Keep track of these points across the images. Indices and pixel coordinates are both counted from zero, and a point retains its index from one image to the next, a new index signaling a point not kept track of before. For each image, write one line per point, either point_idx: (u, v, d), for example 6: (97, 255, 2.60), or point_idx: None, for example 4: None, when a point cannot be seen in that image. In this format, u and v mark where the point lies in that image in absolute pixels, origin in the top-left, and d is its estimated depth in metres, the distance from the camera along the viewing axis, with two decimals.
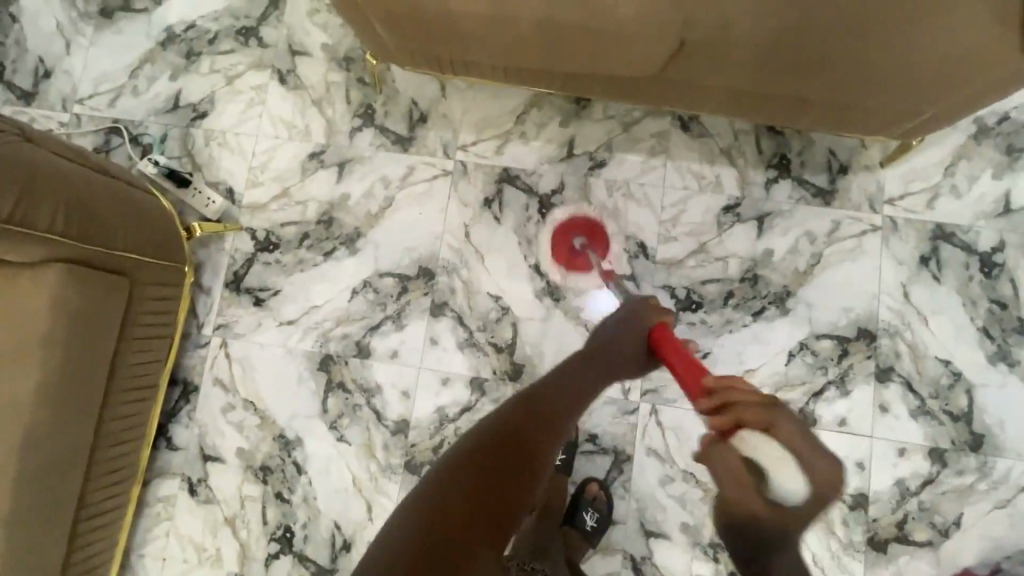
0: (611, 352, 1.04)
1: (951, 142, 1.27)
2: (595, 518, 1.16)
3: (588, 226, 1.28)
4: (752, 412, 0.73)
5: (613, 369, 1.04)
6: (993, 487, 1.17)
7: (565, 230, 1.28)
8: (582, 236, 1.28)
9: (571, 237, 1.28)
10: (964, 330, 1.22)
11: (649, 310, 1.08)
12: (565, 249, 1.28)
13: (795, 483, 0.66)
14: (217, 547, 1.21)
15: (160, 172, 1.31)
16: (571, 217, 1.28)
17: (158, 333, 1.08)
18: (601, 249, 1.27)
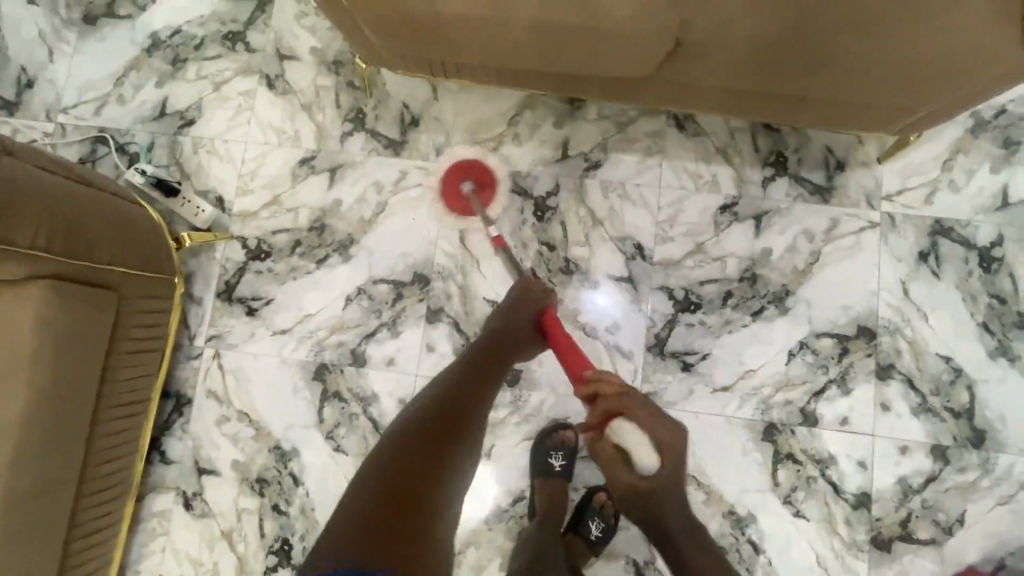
0: (520, 328, 1.05)
1: (947, 136, 1.26)
2: (601, 528, 1.14)
3: (469, 171, 1.28)
4: (610, 392, 0.88)
5: (524, 344, 1.06)
6: (996, 483, 1.16)
7: (450, 182, 1.27)
8: (468, 180, 1.27)
9: (457, 186, 1.27)
10: (965, 326, 1.21)
11: (534, 292, 1.07)
12: (457, 201, 1.27)
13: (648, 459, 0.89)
14: (214, 562, 1.19)
15: (148, 182, 1.28)
16: (453, 167, 1.28)
17: (148, 347, 1.06)
18: (490, 190, 1.27)
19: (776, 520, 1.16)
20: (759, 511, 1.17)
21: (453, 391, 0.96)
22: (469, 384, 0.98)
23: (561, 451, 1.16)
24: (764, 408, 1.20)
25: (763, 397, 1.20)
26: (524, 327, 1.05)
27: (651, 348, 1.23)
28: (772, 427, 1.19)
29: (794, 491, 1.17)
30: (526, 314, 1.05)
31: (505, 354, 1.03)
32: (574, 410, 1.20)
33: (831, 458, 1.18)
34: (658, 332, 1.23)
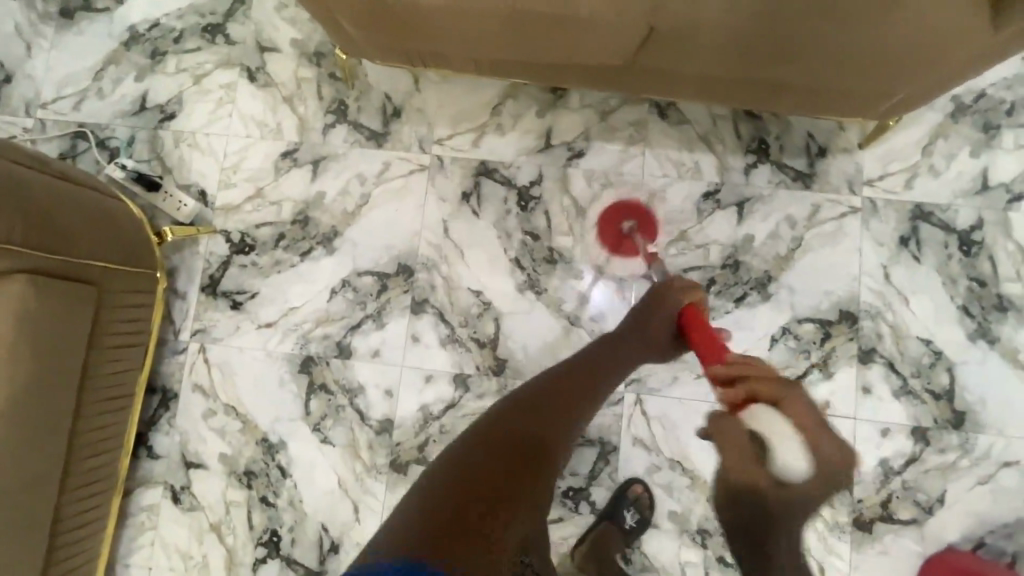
0: (633, 338, 1.09)
1: (927, 121, 1.27)
2: (635, 519, 1.17)
3: (635, 211, 1.26)
4: (763, 387, 0.82)
5: (640, 352, 1.08)
6: (976, 463, 1.18)
7: (616, 213, 1.26)
8: (630, 220, 1.26)
9: (620, 219, 1.26)
10: (945, 309, 1.22)
11: (670, 292, 1.06)
12: (611, 232, 1.26)
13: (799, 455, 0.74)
14: (203, 554, 1.19)
15: (129, 176, 1.28)
16: (623, 202, 1.27)
17: (130, 342, 1.05)
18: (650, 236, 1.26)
19: None
20: None
21: (531, 404, 0.97)
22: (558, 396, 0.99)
23: None
24: None
25: None
26: (644, 338, 1.07)
27: None
28: None
29: None
30: (660, 312, 1.06)
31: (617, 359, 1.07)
32: None
33: None
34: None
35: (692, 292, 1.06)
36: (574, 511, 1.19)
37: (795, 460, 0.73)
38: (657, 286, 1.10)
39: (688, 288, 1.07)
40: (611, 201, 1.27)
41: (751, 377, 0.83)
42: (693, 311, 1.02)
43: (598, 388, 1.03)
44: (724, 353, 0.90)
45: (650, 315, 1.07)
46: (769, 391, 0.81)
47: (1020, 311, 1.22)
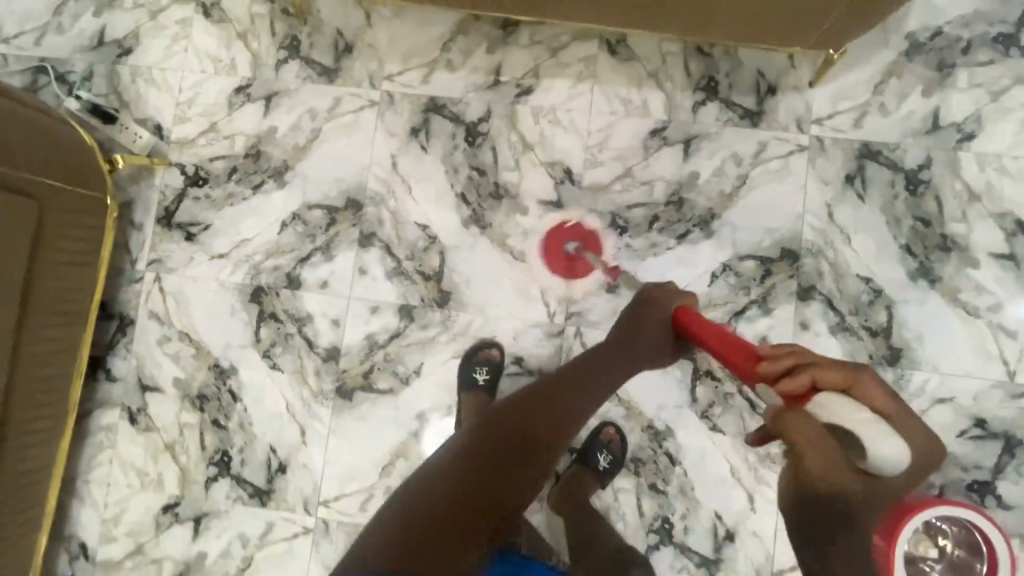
0: (632, 336, 1.14)
1: (881, 59, 1.25)
2: (609, 460, 1.19)
3: (575, 232, 1.25)
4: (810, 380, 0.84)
5: (643, 355, 1.14)
6: (909, 399, 1.20)
7: (558, 240, 1.25)
8: (572, 241, 1.25)
9: (564, 244, 1.25)
10: (887, 247, 1.22)
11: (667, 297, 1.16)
12: (558, 259, 1.25)
13: (889, 447, 0.74)
14: (158, 472, 1.25)
15: (84, 107, 1.31)
16: (561, 228, 1.26)
17: (77, 260, 1.10)
18: (596, 246, 1.25)
19: (692, 433, 1.21)
20: (677, 425, 1.21)
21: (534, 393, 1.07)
22: (564, 394, 1.07)
23: (486, 366, 1.21)
24: None
25: None
26: (642, 337, 1.13)
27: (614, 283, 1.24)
28: None
29: (711, 407, 1.21)
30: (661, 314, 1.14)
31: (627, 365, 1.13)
32: (503, 329, 1.24)
33: None
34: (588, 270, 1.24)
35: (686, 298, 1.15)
36: None
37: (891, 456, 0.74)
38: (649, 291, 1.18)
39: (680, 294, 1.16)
40: (540, 97, 1.28)
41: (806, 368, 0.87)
42: (687, 312, 1.08)
43: (601, 384, 1.10)
44: (753, 364, 0.90)
45: (644, 319, 1.15)
46: (838, 377, 0.87)
47: (963, 251, 1.22)
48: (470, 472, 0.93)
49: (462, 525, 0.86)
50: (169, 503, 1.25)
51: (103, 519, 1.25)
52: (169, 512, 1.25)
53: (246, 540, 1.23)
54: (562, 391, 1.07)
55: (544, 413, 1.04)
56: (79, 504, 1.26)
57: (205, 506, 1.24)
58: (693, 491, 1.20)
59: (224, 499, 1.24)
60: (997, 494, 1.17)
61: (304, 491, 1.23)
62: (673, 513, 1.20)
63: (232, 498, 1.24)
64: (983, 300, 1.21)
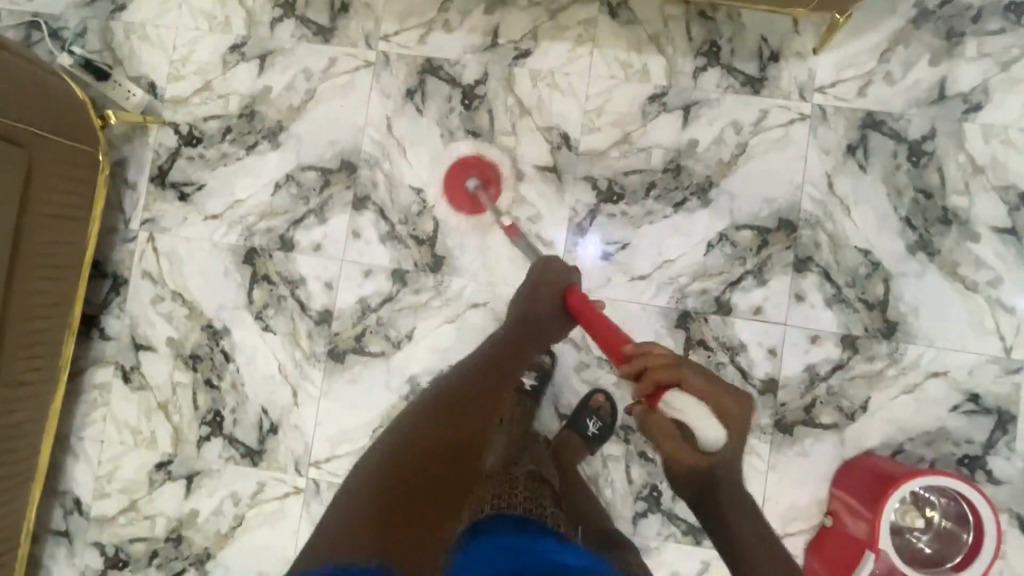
0: (528, 324, 1.17)
1: (888, 27, 1.22)
2: (598, 426, 1.19)
3: (472, 166, 1.25)
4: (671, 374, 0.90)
5: (542, 334, 1.17)
6: (903, 372, 1.19)
7: (454, 179, 1.25)
8: (472, 176, 1.25)
9: (460, 181, 1.25)
10: (887, 220, 1.21)
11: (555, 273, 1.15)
12: (463, 197, 1.25)
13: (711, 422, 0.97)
14: (151, 430, 1.26)
15: (78, 63, 1.28)
16: (453, 165, 1.25)
17: (64, 212, 1.08)
18: (494, 184, 1.25)
19: None
20: None
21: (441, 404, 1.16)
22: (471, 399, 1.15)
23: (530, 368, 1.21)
24: (680, 296, 1.22)
25: (680, 286, 1.22)
26: (540, 316, 1.16)
27: (609, 253, 1.23)
28: (686, 315, 1.22)
29: None
30: (550, 290, 1.15)
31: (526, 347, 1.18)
32: (495, 295, 1.24)
33: (742, 345, 1.21)
34: (581, 242, 1.24)
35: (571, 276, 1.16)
36: None
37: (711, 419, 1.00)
38: (538, 266, 1.17)
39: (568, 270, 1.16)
40: (538, 61, 1.26)
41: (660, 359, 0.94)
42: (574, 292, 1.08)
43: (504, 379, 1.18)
44: (623, 347, 0.91)
45: (536, 300, 1.17)
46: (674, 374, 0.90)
47: (964, 225, 1.20)
48: (412, 474, 1.00)
49: (428, 506, 0.91)
50: (162, 461, 1.26)
51: (97, 475, 1.27)
52: (162, 470, 1.26)
53: (238, 498, 1.24)
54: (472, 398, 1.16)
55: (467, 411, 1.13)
56: (74, 461, 1.27)
57: (198, 464, 1.25)
58: None
59: (217, 458, 1.25)
60: (988, 469, 1.17)
61: (295, 451, 1.24)
62: (661, 481, 1.20)
63: (224, 457, 1.25)
64: (982, 275, 1.19)
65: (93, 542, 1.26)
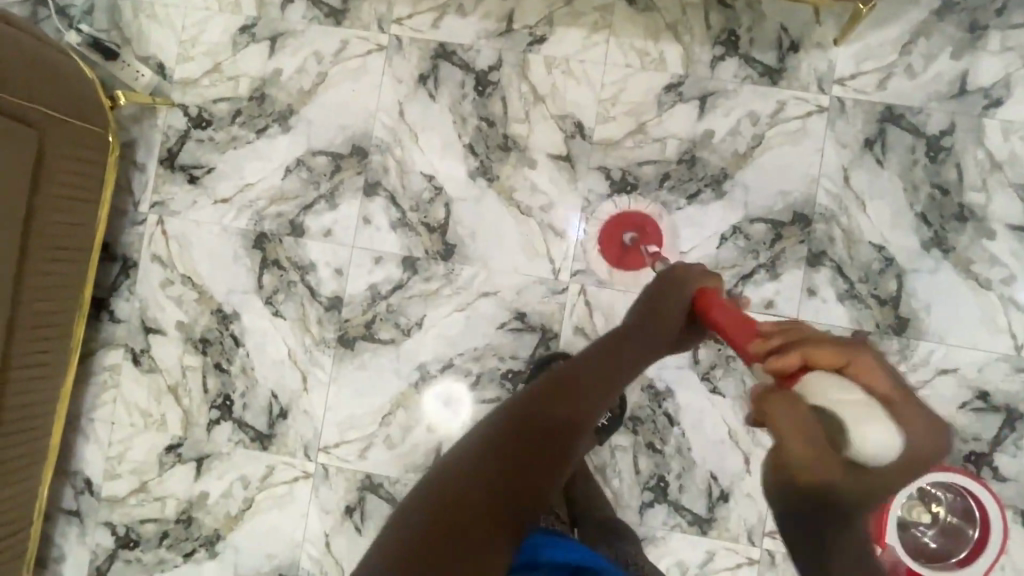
0: (635, 335, 0.94)
1: (910, 18, 1.20)
2: (607, 416, 1.20)
3: (632, 222, 1.22)
4: (824, 355, 0.63)
5: (657, 340, 0.94)
6: (912, 368, 1.19)
7: (612, 233, 1.22)
8: (631, 230, 1.22)
9: (619, 235, 1.22)
10: (902, 215, 1.20)
11: (690, 275, 0.97)
12: (615, 249, 1.22)
13: (880, 431, 0.52)
14: (161, 413, 1.27)
15: (85, 42, 1.27)
16: (613, 219, 1.22)
17: (73, 194, 1.07)
18: (655, 238, 1.21)
19: (692, 394, 1.21)
20: (677, 386, 1.21)
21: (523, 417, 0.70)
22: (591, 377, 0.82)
23: None
24: None
25: None
26: (655, 322, 0.95)
27: (622, 246, 1.22)
28: None
29: (713, 368, 1.21)
30: (680, 293, 0.95)
31: (633, 348, 0.93)
32: (507, 285, 1.23)
33: None
34: (596, 238, 1.23)
35: (711, 277, 0.97)
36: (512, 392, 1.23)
37: (884, 445, 0.52)
38: (668, 271, 1.00)
39: (708, 273, 0.98)
40: (553, 47, 1.24)
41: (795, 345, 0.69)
42: (708, 294, 0.92)
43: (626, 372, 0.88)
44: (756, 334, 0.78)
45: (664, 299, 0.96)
46: (834, 356, 0.63)
47: (980, 221, 1.19)
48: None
49: None
50: (172, 444, 1.27)
51: (108, 456, 1.27)
52: (172, 453, 1.27)
53: (248, 481, 1.25)
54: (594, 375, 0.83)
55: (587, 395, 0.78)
56: (84, 442, 1.28)
57: (208, 448, 1.26)
58: (690, 451, 1.21)
59: (226, 441, 1.26)
60: (993, 466, 1.17)
61: (304, 436, 1.25)
62: (668, 472, 1.21)
63: (233, 441, 1.26)
64: (995, 272, 1.18)
65: (104, 522, 1.27)
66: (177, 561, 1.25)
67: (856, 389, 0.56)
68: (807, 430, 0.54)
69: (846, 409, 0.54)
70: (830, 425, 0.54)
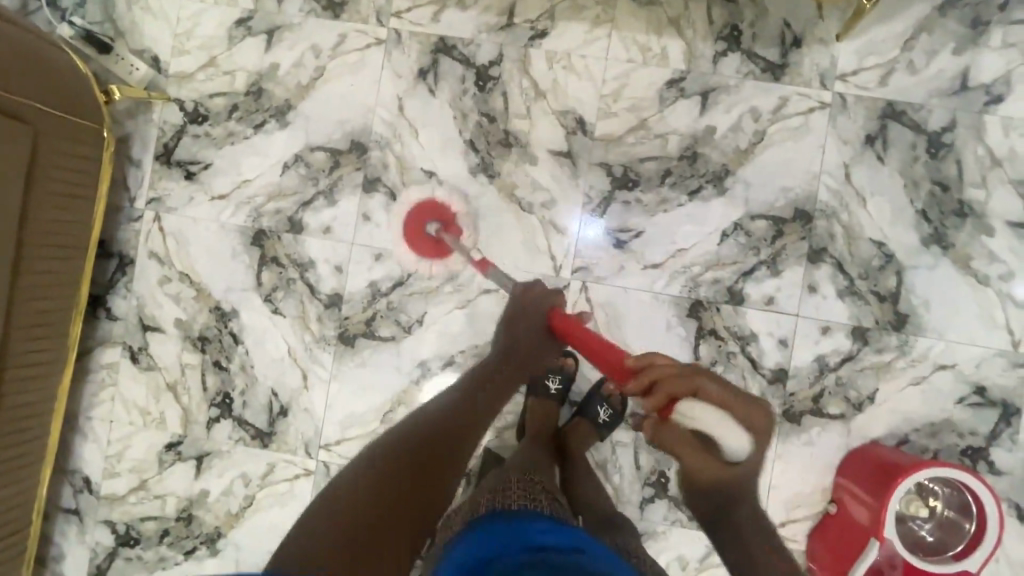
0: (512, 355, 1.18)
1: (913, 13, 1.19)
2: (609, 413, 1.20)
3: (429, 214, 1.21)
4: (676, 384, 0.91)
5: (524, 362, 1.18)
6: (911, 364, 1.20)
7: (415, 227, 1.21)
8: (433, 222, 1.21)
9: (422, 228, 1.21)
10: (903, 212, 1.20)
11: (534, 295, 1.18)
12: (425, 242, 1.21)
13: (733, 438, 0.89)
14: (160, 411, 1.26)
15: (78, 35, 1.25)
16: (410, 211, 1.22)
17: (68, 191, 1.05)
18: (455, 226, 1.21)
19: None
20: None
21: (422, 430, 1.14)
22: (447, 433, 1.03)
23: (558, 375, 1.21)
24: (692, 286, 1.22)
25: (693, 275, 1.21)
26: (522, 344, 1.18)
27: (622, 243, 1.22)
28: (699, 304, 1.21)
29: (714, 365, 1.21)
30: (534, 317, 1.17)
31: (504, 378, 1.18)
32: None
33: (753, 335, 1.21)
34: (596, 235, 1.22)
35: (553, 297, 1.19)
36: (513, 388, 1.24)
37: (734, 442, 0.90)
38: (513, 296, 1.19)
39: (551, 293, 1.19)
40: (555, 42, 1.23)
41: (659, 377, 0.90)
42: (557, 313, 1.11)
43: (503, 392, 1.18)
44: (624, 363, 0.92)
45: (518, 320, 1.19)
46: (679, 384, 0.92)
47: (979, 218, 1.19)
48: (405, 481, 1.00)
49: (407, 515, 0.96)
50: (172, 442, 1.26)
51: (107, 455, 1.27)
52: (172, 451, 1.26)
53: (248, 479, 1.24)
54: (460, 410, 1.16)
55: (444, 438, 1.11)
56: (82, 440, 1.27)
57: (208, 446, 1.25)
58: None
59: (226, 439, 1.25)
60: (989, 460, 1.19)
61: (305, 434, 1.24)
62: (669, 468, 1.21)
63: (234, 439, 1.25)
64: (994, 269, 1.19)
65: (104, 520, 1.26)
66: (179, 558, 1.25)
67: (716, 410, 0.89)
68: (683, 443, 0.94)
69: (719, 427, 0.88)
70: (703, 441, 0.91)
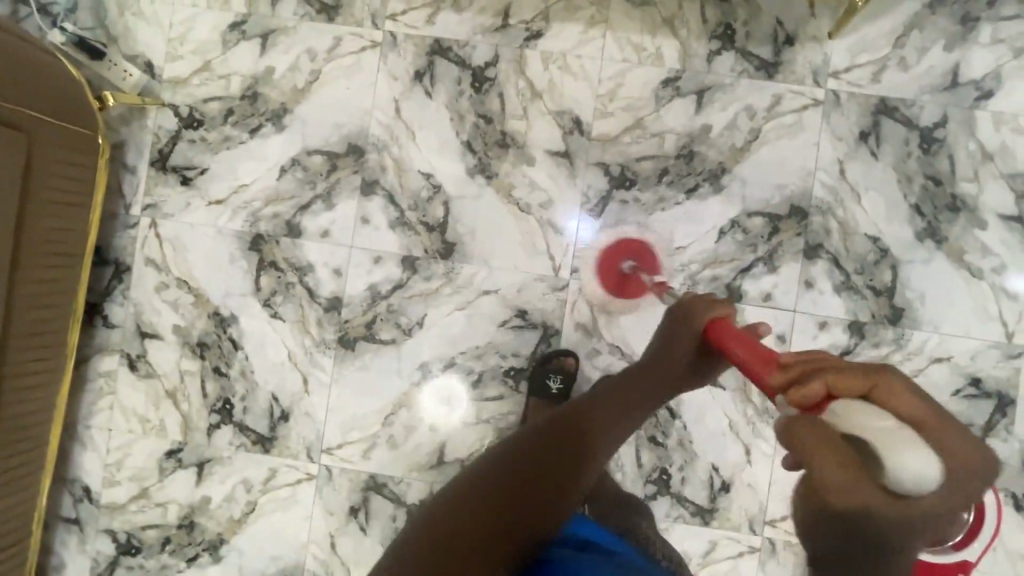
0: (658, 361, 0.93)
1: (903, 11, 1.21)
2: None
3: (631, 249, 1.23)
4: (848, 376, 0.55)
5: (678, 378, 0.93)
6: (907, 357, 1.21)
7: (608, 261, 1.23)
8: (628, 259, 1.22)
9: (617, 263, 1.23)
10: (897, 207, 1.21)
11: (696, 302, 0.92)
12: (614, 277, 1.23)
13: (915, 456, 0.46)
14: (160, 419, 1.25)
15: (71, 41, 1.22)
16: (614, 243, 1.23)
17: (64, 199, 1.05)
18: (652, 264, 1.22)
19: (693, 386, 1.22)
20: None
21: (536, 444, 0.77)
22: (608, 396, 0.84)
23: (560, 376, 1.18)
24: (691, 284, 1.22)
25: (691, 273, 1.22)
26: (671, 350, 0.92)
27: (621, 243, 1.23)
28: None
29: None
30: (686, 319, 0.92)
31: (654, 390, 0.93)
32: (506, 283, 1.23)
33: None
34: (595, 235, 1.23)
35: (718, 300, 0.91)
36: (514, 389, 1.23)
37: (921, 468, 0.45)
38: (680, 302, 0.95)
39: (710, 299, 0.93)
40: (550, 43, 1.23)
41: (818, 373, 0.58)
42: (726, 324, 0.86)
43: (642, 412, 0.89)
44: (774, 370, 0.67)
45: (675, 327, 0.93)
46: (858, 379, 0.54)
47: (972, 212, 1.21)
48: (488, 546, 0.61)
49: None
50: (172, 449, 1.25)
51: (106, 463, 1.26)
52: (172, 458, 1.25)
53: (250, 485, 1.24)
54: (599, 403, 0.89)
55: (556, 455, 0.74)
56: (81, 449, 1.26)
57: (208, 452, 1.25)
58: (692, 444, 1.22)
59: (227, 445, 1.25)
60: None
61: (306, 438, 1.24)
62: (670, 464, 1.22)
63: (235, 444, 1.25)
64: (987, 262, 1.21)
65: (104, 529, 1.26)
66: (180, 566, 1.24)
67: (886, 414, 0.51)
68: (837, 461, 0.47)
69: (877, 433, 0.48)
70: (859, 450, 0.48)
